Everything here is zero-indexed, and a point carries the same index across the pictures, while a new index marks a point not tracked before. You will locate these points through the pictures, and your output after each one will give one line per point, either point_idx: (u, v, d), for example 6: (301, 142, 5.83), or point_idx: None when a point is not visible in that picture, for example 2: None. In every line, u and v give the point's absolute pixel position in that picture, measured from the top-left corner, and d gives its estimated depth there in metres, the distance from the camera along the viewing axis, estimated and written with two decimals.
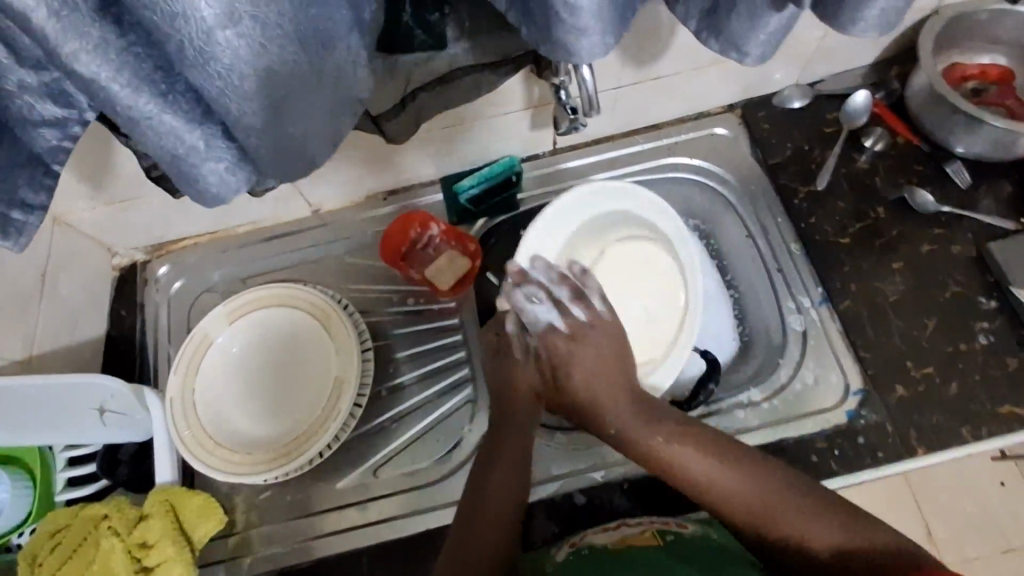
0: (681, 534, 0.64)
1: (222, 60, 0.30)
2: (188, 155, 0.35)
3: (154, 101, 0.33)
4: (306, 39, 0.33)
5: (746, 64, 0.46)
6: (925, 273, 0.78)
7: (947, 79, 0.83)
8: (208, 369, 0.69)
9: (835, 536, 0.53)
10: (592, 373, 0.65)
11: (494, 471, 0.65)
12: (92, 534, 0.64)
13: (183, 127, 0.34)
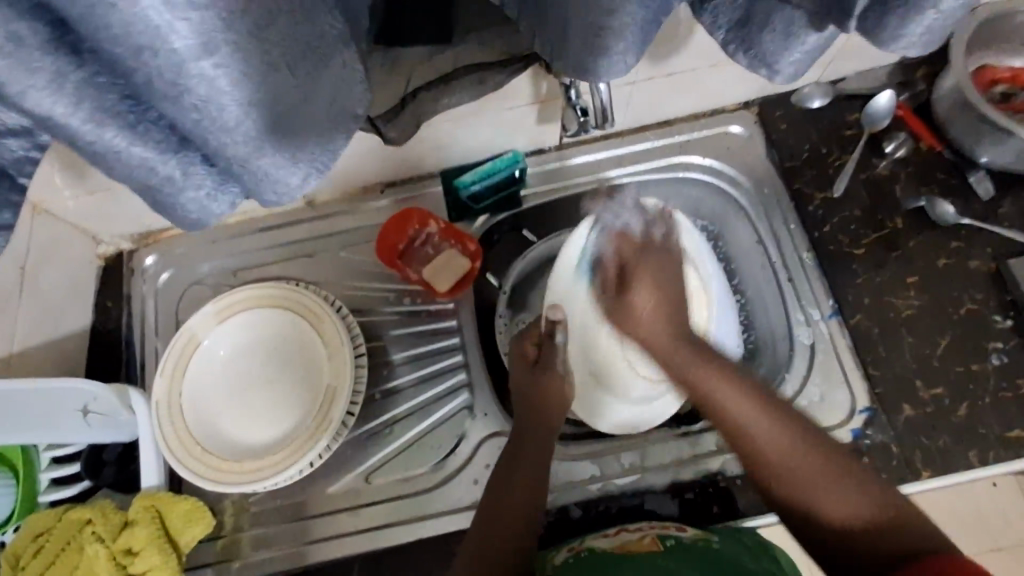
0: (680, 538, 0.62)
1: (201, 95, 0.26)
2: (163, 185, 0.32)
3: (119, 133, 0.29)
4: (294, 59, 0.29)
5: (775, 82, 0.43)
6: (940, 289, 0.75)
7: (975, 82, 0.79)
8: (195, 371, 0.67)
9: (864, 514, 0.51)
10: (649, 313, 0.66)
11: (516, 471, 0.64)
12: (76, 539, 0.62)
13: (155, 158, 0.31)
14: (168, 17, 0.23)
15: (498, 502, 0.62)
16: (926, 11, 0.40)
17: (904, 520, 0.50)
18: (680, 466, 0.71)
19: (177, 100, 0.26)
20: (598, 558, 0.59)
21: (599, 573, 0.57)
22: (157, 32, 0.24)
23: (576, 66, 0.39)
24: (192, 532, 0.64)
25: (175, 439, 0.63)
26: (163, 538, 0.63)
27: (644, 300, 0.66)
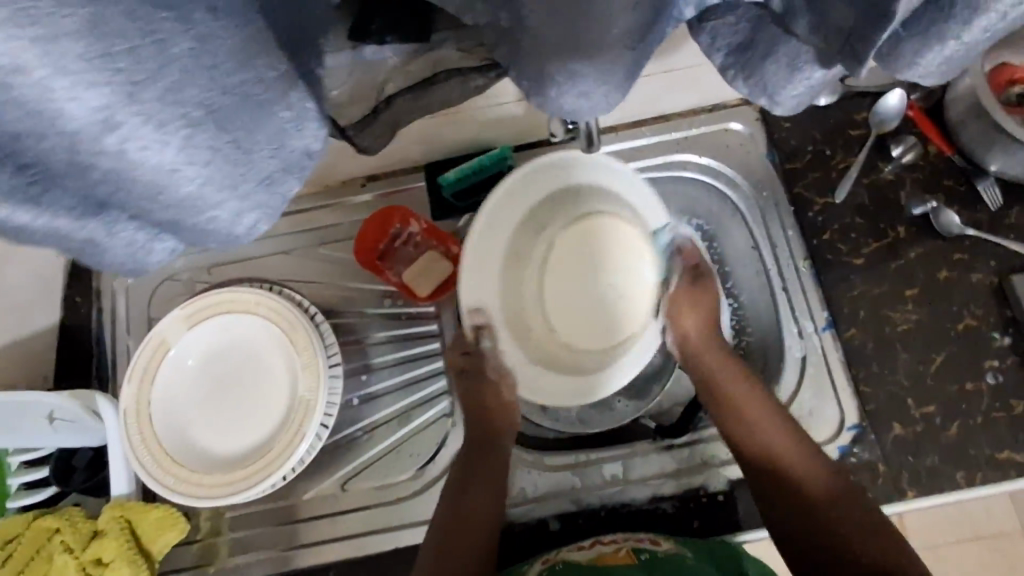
0: (655, 551, 0.61)
1: (108, 170, 0.24)
2: (87, 247, 0.27)
3: (24, 210, 0.24)
4: (229, 103, 0.26)
5: (775, 112, 0.40)
6: (940, 303, 0.73)
7: (991, 82, 0.75)
8: (164, 379, 0.65)
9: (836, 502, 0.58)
10: (702, 303, 0.65)
11: (469, 503, 0.63)
12: (45, 548, 0.61)
13: (71, 224, 0.26)
14: (56, 95, 0.21)
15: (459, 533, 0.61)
16: (947, 41, 0.36)
17: (877, 518, 0.56)
18: (662, 480, 0.70)
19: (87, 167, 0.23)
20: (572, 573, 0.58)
21: None
22: (50, 111, 0.21)
23: (553, 94, 0.35)
24: (163, 539, 0.63)
25: (142, 447, 0.62)
26: (133, 548, 0.62)
27: (703, 300, 0.65)
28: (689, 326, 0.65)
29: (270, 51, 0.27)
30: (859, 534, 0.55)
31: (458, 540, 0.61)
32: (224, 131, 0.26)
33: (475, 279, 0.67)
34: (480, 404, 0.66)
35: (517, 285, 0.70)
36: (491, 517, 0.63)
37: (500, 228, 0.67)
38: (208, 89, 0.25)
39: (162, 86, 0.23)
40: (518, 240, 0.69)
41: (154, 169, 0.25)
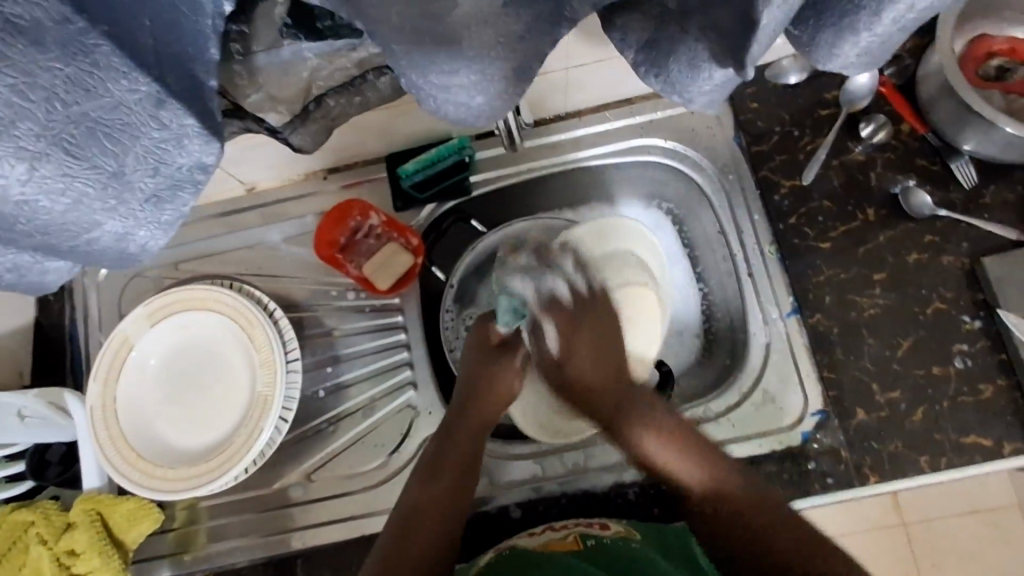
0: (601, 538, 0.63)
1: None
2: None
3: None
4: (67, 136, 0.28)
5: (690, 110, 0.38)
6: (909, 287, 0.71)
7: (965, 57, 0.71)
8: (129, 375, 0.66)
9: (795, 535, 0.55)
10: (597, 356, 0.61)
11: (438, 488, 0.64)
12: (21, 539, 0.64)
13: None
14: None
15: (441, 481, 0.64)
16: (859, 32, 0.34)
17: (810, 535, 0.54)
18: (624, 468, 0.70)
19: None
20: (516, 556, 0.61)
21: None
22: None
23: (455, 100, 0.35)
24: (135, 531, 0.65)
25: (112, 447, 0.64)
26: (104, 539, 0.64)
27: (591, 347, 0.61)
28: (590, 381, 0.61)
29: (132, 73, 0.29)
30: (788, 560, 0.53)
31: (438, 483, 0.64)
32: (76, 157, 0.29)
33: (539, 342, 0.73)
34: (484, 365, 0.68)
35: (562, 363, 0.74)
36: (463, 484, 0.65)
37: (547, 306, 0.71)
38: (46, 119, 0.27)
39: None
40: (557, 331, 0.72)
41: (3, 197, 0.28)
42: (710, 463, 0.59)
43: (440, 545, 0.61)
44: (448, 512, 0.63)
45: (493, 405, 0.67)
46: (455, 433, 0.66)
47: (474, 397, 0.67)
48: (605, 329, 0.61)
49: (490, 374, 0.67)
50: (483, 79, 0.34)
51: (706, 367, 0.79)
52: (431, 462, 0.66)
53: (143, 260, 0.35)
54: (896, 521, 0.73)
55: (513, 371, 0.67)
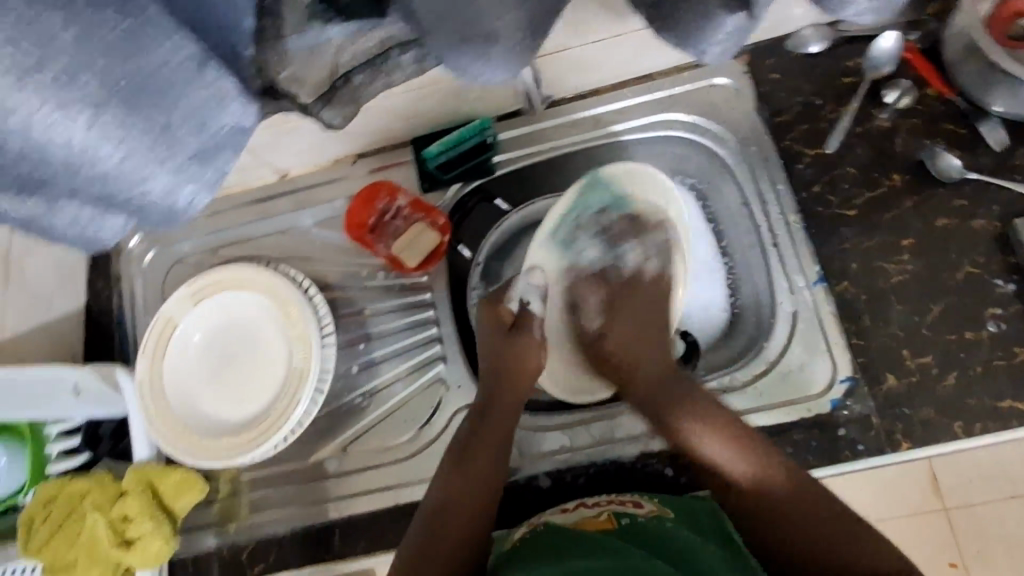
0: (636, 517, 0.62)
1: (19, 146, 0.28)
2: (32, 222, 0.33)
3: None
4: (127, 89, 0.29)
5: (705, 62, 0.39)
6: (938, 252, 0.70)
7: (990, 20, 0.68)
8: (173, 350, 0.70)
9: (819, 518, 0.58)
10: (641, 340, 0.70)
11: (475, 466, 0.66)
12: (77, 508, 0.68)
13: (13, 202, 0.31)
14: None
15: (470, 469, 0.65)
16: None
17: (823, 503, 0.59)
18: (650, 438, 0.70)
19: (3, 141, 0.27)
20: (550, 534, 0.61)
21: (547, 555, 0.58)
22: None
23: (476, 57, 0.37)
24: (182, 500, 0.69)
25: (158, 419, 0.67)
26: (155, 505, 0.68)
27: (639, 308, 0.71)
28: (640, 342, 0.70)
29: (174, 33, 0.30)
30: (794, 537, 0.58)
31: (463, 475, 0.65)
32: (131, 109, 0.30)
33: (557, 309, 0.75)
34: (503, 349, 0.71)
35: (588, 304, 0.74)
36: (498, 475, 0.66)
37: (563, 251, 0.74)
38: (108, 69, 0.28)
39: (56, 67, 0.27)
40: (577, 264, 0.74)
41: (66, 146, 0.29)
42: (753, 453, 0.62)
43: (468, 539, 0.62)
44: (480, 498, 0.64)
45: (522, 385, 0.70)
46: (484, 418, 0.68)
47: (501, 381, 0.70)
48: (642, 307, 0.71)
49: (514, 354, 0.70)
50: (495, 37, 0.36)
51: (731, 344, 0.77)
52: (459, 450, 0.67)
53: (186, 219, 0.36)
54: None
55: (532, 345, 0.71)
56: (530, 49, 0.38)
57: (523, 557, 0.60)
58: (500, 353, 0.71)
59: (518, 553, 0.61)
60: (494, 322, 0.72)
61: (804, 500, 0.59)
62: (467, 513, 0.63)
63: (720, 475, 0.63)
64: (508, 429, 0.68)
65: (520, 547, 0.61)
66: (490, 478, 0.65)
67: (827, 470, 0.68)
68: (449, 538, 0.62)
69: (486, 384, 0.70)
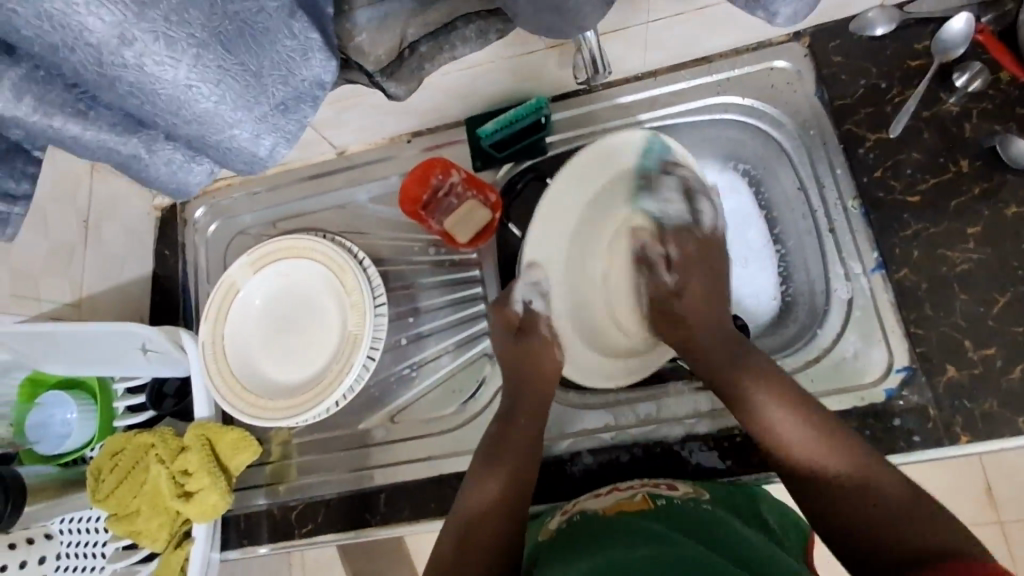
0: (672, 498, 0.62)
1: (131, 79, 0.30)
2: (130, 162, 0.36)
3: (74, 120, 0.33)
4: (223, 35, 0.31)
5: (775, 24, 0.40)
6: (1008, 241, 0.67)
7: None
8: (234, 314, 0.73)
9: (901, 510, 0.54)
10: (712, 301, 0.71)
11: (505, 460, 0.66)
12: (142, 461, 0.72)
13: (114, 139, 0.34)
14: (77, 10, 0.27)
15: (500, 466, 0.66)
16: None
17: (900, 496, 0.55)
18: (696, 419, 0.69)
19: (110, 83, 0.30)
20: (588, 520, 0.61)
21: (587, 541, 0.59)
22: (75, 23, 0.27)
23: (543, 13, 0.37)
24: (237, 459, 0.72)
25: (219, 376, 0.71)
26: (212, 461, 0.71)
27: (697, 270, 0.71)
28: (698, 312, 0.70)
29: None
30: (898, 534, 0.53)
31: (490, 475, 0.66)
32: (228, 52, 0.32)
33: (570, 291, 0.76)
34: (524, 350, 0.72)
35: (596, 275, 0.77)
36: (527, 473, 0.66)
37: (557, 231, 0.75)
38: (208, 13, 0.30)
39: (166, 8, 0.28)
40: (580, 241, 0.76)
41: (172, 83, 0.30)
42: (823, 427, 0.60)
43: (502, 531, 0.63)
44: (510, 490, 0.65)
45: (546, 387, 0.71)
46: (513, 418, 0.69)
47: (526, 383, 0.71)
48: (701, 275, 0.71)
49: (532, 359, 0.72)
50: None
51: (783, 331, 0.77)
52: (490, 451, 0.68)
53: (263, 170, 0.39)
54: (991, 520, 0.72)
55: (546, 345, 0.73)
56: (600, 6, 0.38)
57: (561, 543, 0.60)
58: (521, 360, 0.72)
59: (557, 539, 0.61)
60: (502, 325, 0.73)
61: (883, 490, 0.56)
62: (497, 516, 0.64)
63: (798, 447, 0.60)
64: (536, 430, 0.69)
65: (560, 533, 0.62)
66: (524, 473, 0.66)
67: (874, 461, 0.66)
68: (493, 535, 0.63)
69: (512, 389, 0.72)
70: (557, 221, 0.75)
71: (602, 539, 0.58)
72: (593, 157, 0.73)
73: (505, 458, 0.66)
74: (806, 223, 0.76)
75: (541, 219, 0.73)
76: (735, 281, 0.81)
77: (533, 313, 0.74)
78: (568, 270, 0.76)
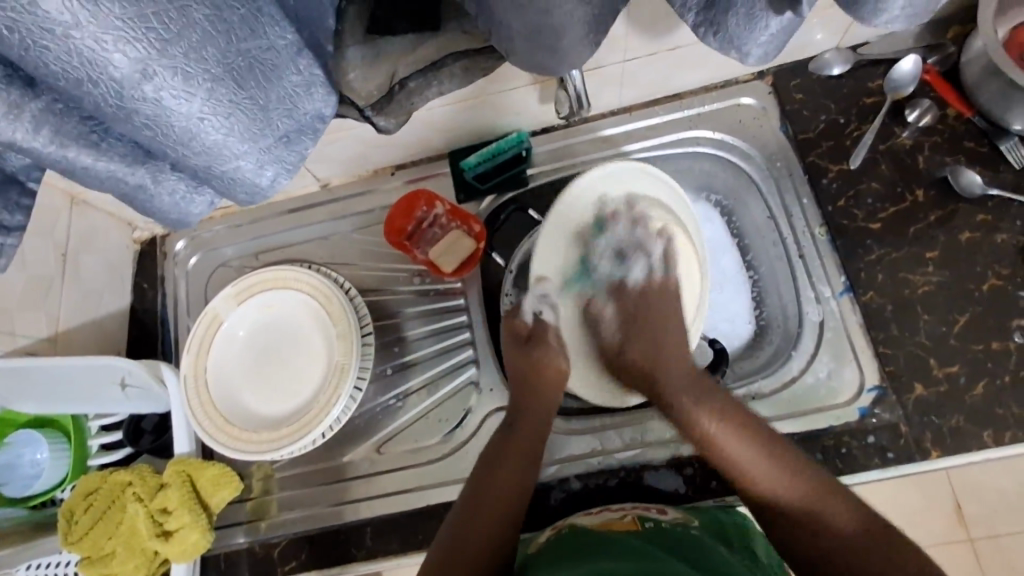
0: (661, 521, 0.62)
1: (149, 112, 0.31)
2: (135, 191, 0.36)
3: (85, 151, 0.33)
4: (238, 70, 0.33)
5: (746, 64, 0.43)
6: (963, 265, 0.72)
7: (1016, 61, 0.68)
8: (217, 345, 0.72)
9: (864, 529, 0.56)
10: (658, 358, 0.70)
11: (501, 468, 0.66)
12: (118, 499, 0.70)
13: (123, 169, 0.35)
14: (106, 47, 0.27)
15: (501, 479, 0.65)
16: None
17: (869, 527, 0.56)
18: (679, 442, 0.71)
19: (127, 119, 0.31)
20: (575, 534, 0.62)
21: (576, 555, 0.58)
22: (102, 59, 0.28)
23: (536, 52, 0.39)
24: (218, 495, 0.71)
25: (202, 410, 0.70)
26: (193, 498, 0.70)
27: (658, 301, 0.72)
28: (656, 348, 0.70)
29: (280, 22, 0.34)
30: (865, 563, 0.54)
31: (491, 492, 0.64)
32: (241, 87, 0.33)
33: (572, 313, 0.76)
34: (527, 358, 0.71)
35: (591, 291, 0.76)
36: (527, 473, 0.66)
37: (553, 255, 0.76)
38: (225, 49, 0.32)
39: (186, 45, 0.30)
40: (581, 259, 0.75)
41: (185, 116, 0.32)
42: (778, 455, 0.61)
43: (492, 540, 0.62)
44: (510, 506, 0.64)
45: (548, 395, 0.71)
46: (514, 426, 0.69)
47: (530, 394, 0.71)
48: (654, 326, 0.71)
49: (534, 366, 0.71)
50: (562, 36, 0.38)
51: (758, 354, 0.79)
52: (491, 462, 0.67)
53: (263, 201, 0.40)
54: (960, 537, 0.72)
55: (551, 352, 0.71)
56: (588, 47, 0.41)
57: (549, 555, 0.60)
58: (522, 370, 0.71)
59: (544, 554, 0.61)
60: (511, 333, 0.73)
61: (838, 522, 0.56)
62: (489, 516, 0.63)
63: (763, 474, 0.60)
64: (539, 434, 0.69)
65: (548, 546, 0.62)
66: (520, 487, 0.65)
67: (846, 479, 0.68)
68: (479, 535, 0.62)
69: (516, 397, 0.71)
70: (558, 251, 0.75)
71: (592, 556, 0.57)
72: (570, 199, 0.72)
73: (505, 470, 0.66)
74: (777, 249, 0.78)
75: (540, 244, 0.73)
76: (711, 305, 0.83)
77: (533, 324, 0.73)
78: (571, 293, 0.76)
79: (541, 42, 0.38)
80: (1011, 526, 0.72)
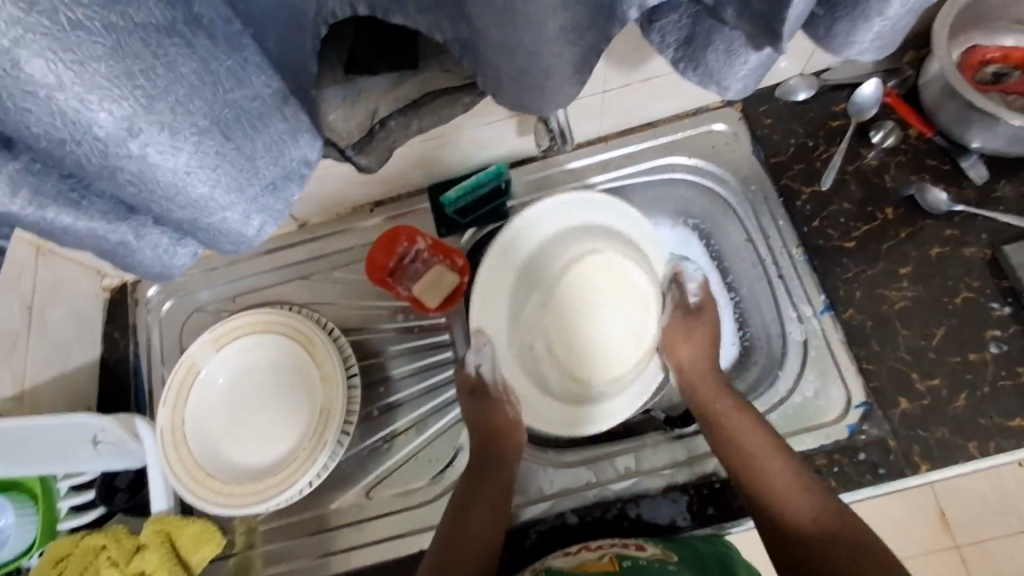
0: (638, 559, 0.61)
1: (133, 169, 0.30)
2: (117, 247, 0.35)
3: (66, 212, 0.32)
4: (224, 121, 0.33)
5: (726, 97, 0.44)
6: (935, 279, 0.74)
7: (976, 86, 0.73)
8: (192, 396, 0.70)
9: (822, 523, 0.59)
10: (713, 356, 0.72)
11: (472, 523, 0.64)
12: (92, 564, 0.66)
13: (104, 227, 0.34)
14: (91, 106, 0.28)
15: (470, 534, 0.64)
16: (873, 18, 0.40)
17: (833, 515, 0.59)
18: (674, 469, 0.70)
19: (111, 176, 0.30)
20: None
21: None
22: (86, 119, 0.28)
23: (523, 92, 0.40)
24: (200, 553, 0.67)
25: (179, 462, 0.66)
26: (173, 559, 0.66)
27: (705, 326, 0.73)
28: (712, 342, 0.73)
29: (265, 71, 0.34)
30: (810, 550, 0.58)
31: (460, 550, 0.63)
32: (227, 138, 0.33)
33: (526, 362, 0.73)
34: (481, 411, 0.71)
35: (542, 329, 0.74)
36: (493, 525, 0.65)
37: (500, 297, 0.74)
38: (211, 101, 0.32)
39: (174, 99, 0.30)
40: (523, 288, 0.75)
41: (172, 170, 0.31)
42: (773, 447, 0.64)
43: None
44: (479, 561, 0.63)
45: (507, 446, 0.70)
46: (479, 479, 0.68)
47: (490, 447, 0.70)
48: (702, 330, 0.73)
49: (491, 420, 0.70)
50: (551, 77, 0.39)
51: (745, 374, 0.79)
52: (452, 523, 0.65)
53: (250, 249, 0.39)
54: (947, 544, 0.73)
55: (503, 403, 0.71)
56: (573, 87, 0.41)
57: None
58: (480, 423, 0.71)
59: None
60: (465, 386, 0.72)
61: (798, 509, 0.60)
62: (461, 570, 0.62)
63: (753, 465, 0.64)
64: (507, 484, 0.68)
65: None
66: (487, 547, 0.64)
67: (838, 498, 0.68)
68: None
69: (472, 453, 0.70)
70: (499, 301, 0.74)
71: None
72: (501, 245, 0.73)
73: (467, 529, 0.64)
74: (758, 271, 0.79)
75: (482, 289, 0.73)
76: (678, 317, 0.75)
77: (503, 382, 0.72)
78: (517, 331, 0.74)
79: (528, 83, 0.39)
80: (995, 530, 0.72)
